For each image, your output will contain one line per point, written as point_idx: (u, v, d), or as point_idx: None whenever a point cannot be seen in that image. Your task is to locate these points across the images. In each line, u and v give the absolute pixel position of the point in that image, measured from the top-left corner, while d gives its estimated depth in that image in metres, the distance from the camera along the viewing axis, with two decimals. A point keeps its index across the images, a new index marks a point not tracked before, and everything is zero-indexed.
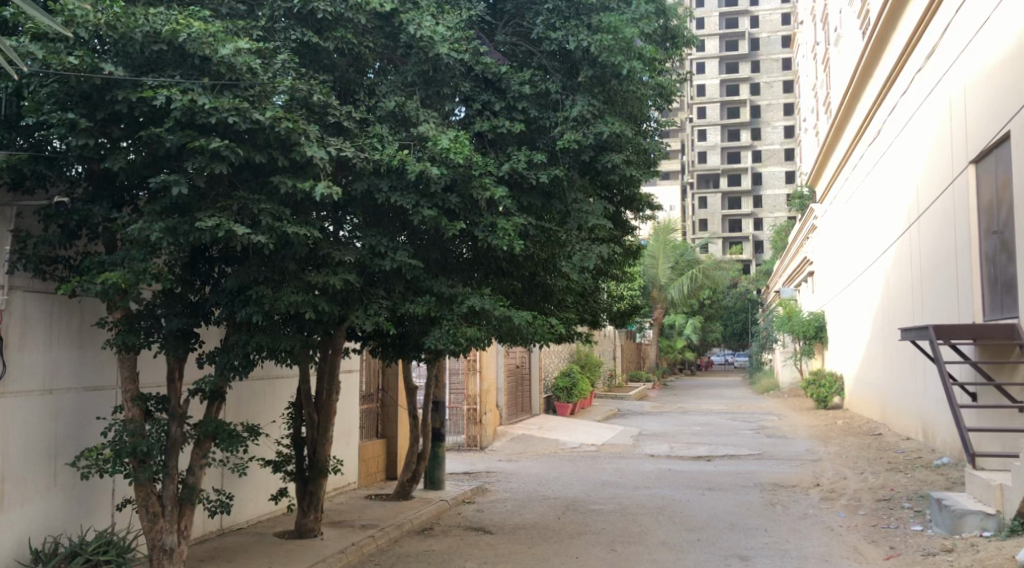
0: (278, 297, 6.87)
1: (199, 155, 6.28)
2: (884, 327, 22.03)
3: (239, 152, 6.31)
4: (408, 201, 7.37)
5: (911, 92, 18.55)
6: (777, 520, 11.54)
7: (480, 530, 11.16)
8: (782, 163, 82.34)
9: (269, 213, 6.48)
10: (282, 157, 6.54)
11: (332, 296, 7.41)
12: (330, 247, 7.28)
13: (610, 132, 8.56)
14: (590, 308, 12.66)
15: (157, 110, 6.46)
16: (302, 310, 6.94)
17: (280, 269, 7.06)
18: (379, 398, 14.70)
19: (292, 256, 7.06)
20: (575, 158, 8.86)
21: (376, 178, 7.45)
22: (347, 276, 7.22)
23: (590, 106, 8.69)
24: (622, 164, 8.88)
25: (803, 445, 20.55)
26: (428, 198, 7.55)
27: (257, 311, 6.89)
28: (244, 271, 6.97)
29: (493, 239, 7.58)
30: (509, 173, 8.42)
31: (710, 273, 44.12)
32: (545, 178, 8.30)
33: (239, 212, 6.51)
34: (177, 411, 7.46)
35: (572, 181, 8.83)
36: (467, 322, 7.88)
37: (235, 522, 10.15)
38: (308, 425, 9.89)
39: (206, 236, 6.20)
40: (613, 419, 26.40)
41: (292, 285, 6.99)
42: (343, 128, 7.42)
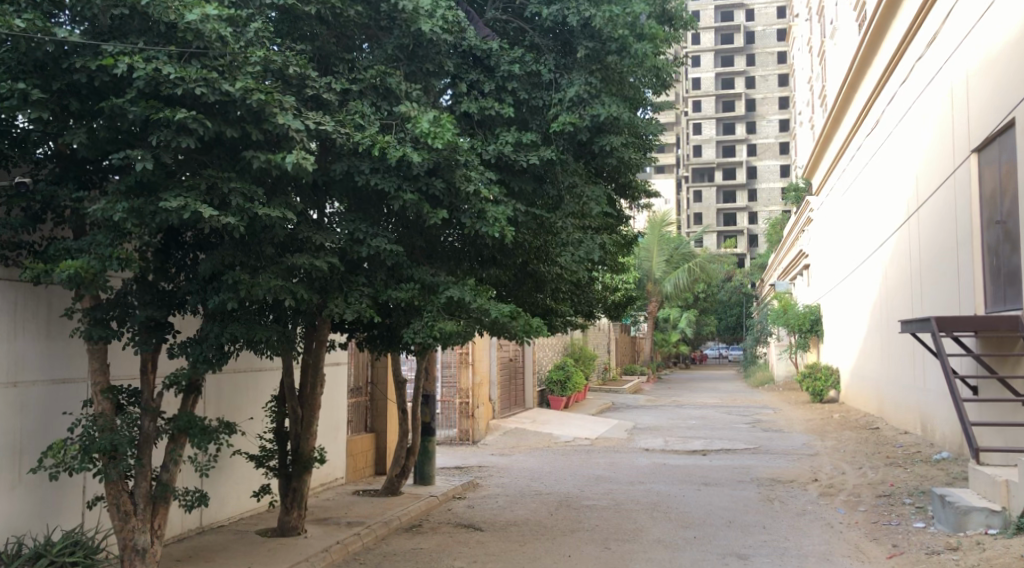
0: (255, 283, 6.48)
1: (164, 128, 5.93)
2: (881, 320, 21.77)
3: (207, 124, 5.94)
4: (389, 184, 7.08)
5: (911, 81, 18.24)
6: (775, 517, 11.23)
7: (470, 527, 10.82)
8: (777, 157, 82.05)
9: (240, 192, 6.11)
10: (255, 131, 6.19)
11: (310, 283, 7.08)
12: (310, 230, 6.94)
13: (607, 114, 8.20)
14: (585, 299, 12.33)
15: (118, 80, 6.11)
16: (278, 298, 6.59)
17: (257, 253, 6.72)
18: (367, 392, 14.36)
19: (268, 240, 6.73)
20: (569, 140, 8.54)
21: (357, 160, 7.14)
22: (327, 261, 6.88)
23: (587, 86, 8.35)
24: (620, 148, 8.56)
25: (800, 440, 20.24)
26: (410, 181, 7.26)
27: (229, 297, 6.52)
28: (217, 254, 6.56)
29: (480, 228, 7.27)
30: (498, 156, 8.08)
31: (705, 266, 43.78)
32: (535, 160, 7.95)
33: (208, 191, 6.13)
34: (150, 405, 7.14)
35: (567, 165, 8.53)
36: (449, 313, 7.57)
37: (215, 519, 9.83)
38: (291, 419, 9.55)
39: (172, 218, 5.87)
40: (608, 413, 26.10)
41: (269, 270, 6.65)
42: (323, 102, 7.08)
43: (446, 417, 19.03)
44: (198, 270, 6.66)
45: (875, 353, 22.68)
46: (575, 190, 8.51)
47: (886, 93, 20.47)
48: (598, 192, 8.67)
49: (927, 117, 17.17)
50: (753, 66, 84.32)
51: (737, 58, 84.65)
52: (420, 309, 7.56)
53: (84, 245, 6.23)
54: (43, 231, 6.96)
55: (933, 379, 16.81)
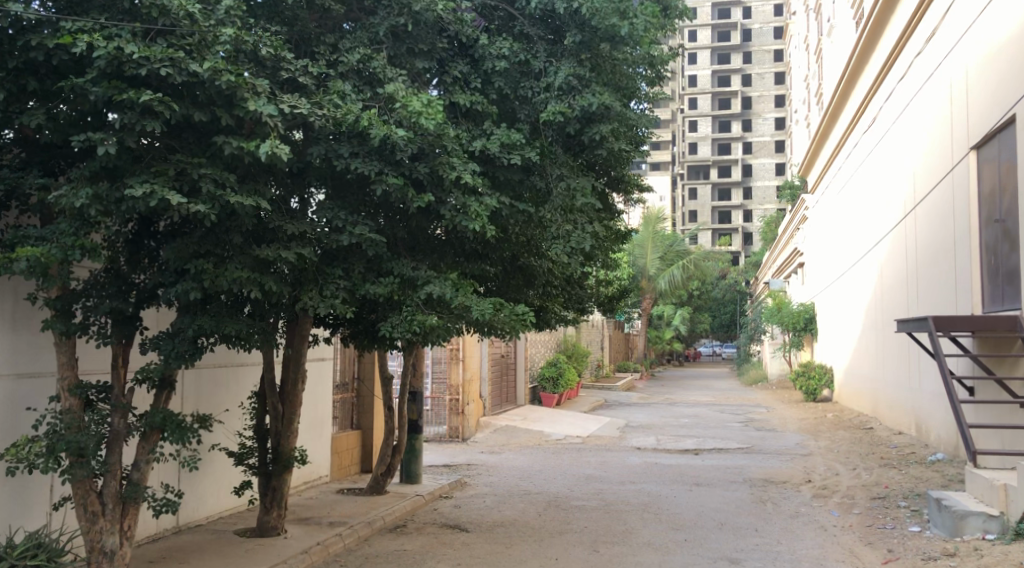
0: (219, 274, 6.36)
1: (127, 110, 5.67)
2: (876, 318, 21.59)
3: (174, 107, 5.71)
4: (370, 168, 6.86)
5: (909, 78, 18.03)
6: (768, 519, 11.01)
7: (456, 528, 10.58)
8: (772, 155, 81.93)
9: (210, 179, 5.88)
10: (225, 115, 5.96)
11: (283, 274, 6.86)
12: (282, 219, 6.75)
13: (598, 103, 7.95)
14: (576, 296, 12.03)
15: (78, 59, 5.87)
16: (243, 290, 6.44)
17: (224, 243, 6.55)
18: (354, 388, 14.09)
19: (236, 228, 6.57)
20: (558, 130, 8.32)
21: (335, 145, 6.92)
22: (299, 252, 6.70)
23: (576, 73, 8.12)
24: (610, 139, 8.27)
25: (793, 439, 20.01)
26: (393, 166, 7.04)
27: (193, 288, 6.33)
28: (181, 244, 6.41)
29: (462, 221, 7.05)
30: (484, 146, 7.81)
31: (700, 264, 43.52)
32: (524, 151, 7.73)
33: (177, 177, 5.91)
34: (120, 402, 6.88)
35: (556, 157, 8.32)
36: (429, 308, 7.38)
37: (193, 518, 9.58)
38: (272, 415, 9.29)
39: (137, 205, 5.63)
40: (600, 411, 25.89)
41: (235, 260, 6.48)
42: (300, 85, 6.84)
43: (436, 413, 18.76)
44: (164, 260, 6.44)
45: (870, 352, 22.50)
46: (563, 182, 8.26)
47: (883, 90, 20.24)
48: (588, 184, 8.42)
49: (924, 114, 16.96)
50: (750, 63, 84.11)
51: (733, 56, 84.46)
52: (399, 303, 7.39)
53: (46, 234, 5.97)
54: (7, 218, 6.69)
55: (927, 380, 16.62)
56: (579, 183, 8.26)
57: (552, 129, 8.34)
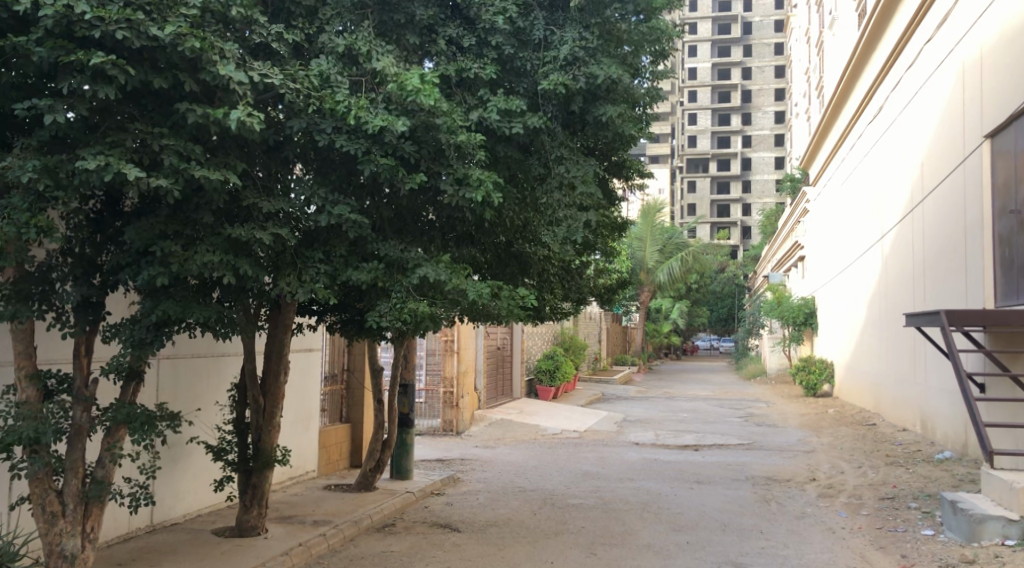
0: (188, 258, 5.90)
1: (77, 74, 5.26)
2: (879, 312, 21.19)
3: (129, 71, 5.29)
4: (358, 147, 6.37)
5: (918, 66, 17.52)
6: (773, 521, 10.55)
7: (446, 527, 10.10)
8: (771, 149, 81.48)
9: (174, 150, 5.52)
10: (190, 80, 5.58)
11: (258, 257, 6.36)
12: (255, 196, 6.28)
13: (605, 75, 7.51)
14: (575, 287, 11.52)
15: (22, 18, 5.42)
16: (216, 275, 5.98)
17: (193, 222, 6.09)
18: (343, 380, 13.60)
19: (206, 207, 6.11)
20: (559, 105, 7.86)
21: (318, 117, 6.38)
22: (276, 232, 6.22)
23: (583, 42, 7.61)
24: (618, 119, 7.80)
25: (796, 435, 19.51)
26: (380, 145, 6.57)
27: (160, 272, 5.86)
28: (146, 224, 5.91)
29: (466, 194, 6.63)
30: (481, 121, 7.29)
31: (698, 256, 42.99)
32: (523, 126, 7.24)
33: (135, 149, 5.54)
34: (82, 393, 6.49)
35: (556, 135, 7.86)
36: (420, 294, 6.87)
37: (169, 517, 9.13)
38: (253, 409, 8.79)
39: (91, 179, 5.24)
40: (598, 404, 25.38)
41: (205, 242, 6.02)
42: (273, 52, 6.49)
43: (430, 406, 18.30)
44: (127, 242, 5.97)
45: (872, 347, 22.08)
46: (561, 163, 7.83)
47: (890, 79, 19.75)
48: (590, 165, 7.94)
49: (933, 102, 16.51)
50: (750, 57, 83.54)
51: (733, 49, 83.85)
52: (385, 288, 6.90)
53: None
54: None
55: (933, 375, 16.17)
56: (577, 167, 7.79)
57: (553, 104, 7.86)
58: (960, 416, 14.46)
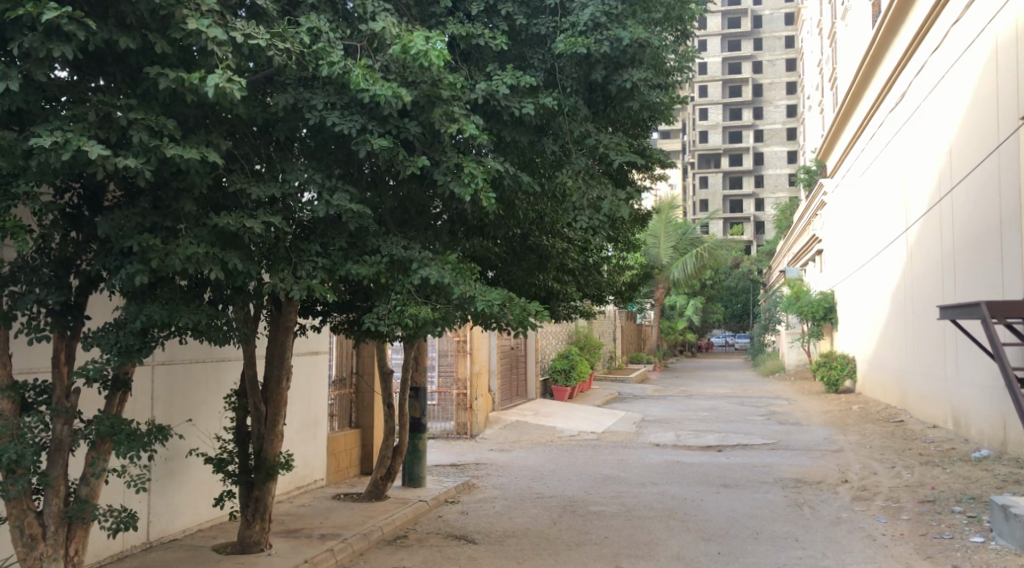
0: (170, 252, 5.30)
1: (29, 32, 4.83)
2: (904, 304, 20.58)
3: (89, 26, 4.87)
4: (352, 125, 5.86)
5: (944, 49, 16.86)
6: (808, 527, 9.93)
7: (462, 539, 9.53)
8: (784, 143, 80.52)
9: (144, 125, 5.05)
10: (159, 39, 5.18)
11: (249, 247, 5.79)
12: (242, 180, 5.71)
13: (630, 36, 6.91)
14: (593, 282, 11.00)
15: None
16: (202, 270, 5.37)
17: (174, 214, 5.53)
18: (352, 384, 13.06)
19: (188, 194, 5.53)
20: (579, 76, 7.29)
21: (307, 94, 5.91)
22: (268, 220, 5.67)
23: (604, 7, 7.06)
24: (642, 87, 7.18)
25: (821, 434, 18.85)
26: (379, 124, 6.07)
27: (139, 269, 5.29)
28: (121, 213, 5.37)
29: (453, 187, 6.07)
30: (486, 98, 6.73)
31: (714, 252, 42.31)
32: (534, 107, 6.69)
33: (102, 123, 5.07)
34: (63, 406, 6.00)
35: (576, 111, 7.32)
36: (422, 295, 6.37)
37: (167, 532, 8.62)
38: (254, 417, 8.23)
39: (48, 157, 4.77)
40: (614, 404, 24.78)
41: (189, 233, 5.44)
42: (260, 12, 5.93)
43: (444, 408, 17.71)
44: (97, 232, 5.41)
45: (897, 339, 21.45)
46: (585, 140, 7.39)
47: (914, 63, 19.09)
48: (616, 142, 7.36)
49: (961, 84, 15.82)
50: (760, 51, 82.74)
51: (743, 43, 83.11)
52: (386, 286, 6.40)
53: None
54: None
55: (965, 369, 15.52)
56: (607, 140, 7.39)
57: (571, 77, 7.28)
58: (996, 415, 13.79)
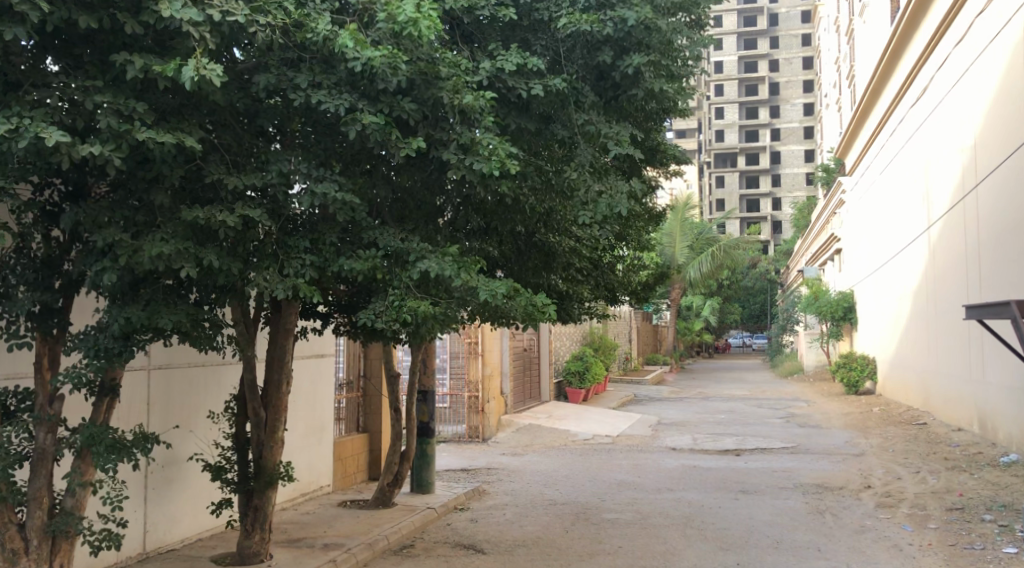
0: (138, 249, 5.10)
1: None
2: (926, 304, 20.14)
3: (45, 6, 4.70)
4: (339, 103, 5.72)
5: (968, 41, 16.40)
6: (831, 536, 9.54)
7: (470, 549, 9.17)
8: (801, 141, 79.80)
9: (113, 109, 4.91)
10: (129, 20, 5.01)
11: (227, 245, 5.61)
12: (220, 170, 5.50)
13: (636, 17, 6.64)
14: (605, 282, 10.74)
15: None
16: (173, 267, 5.14)
17: (149, 207, 5.37)
18: (359, 386, 12.76)
19: (158, 186, 5.37)
20: (585, 62, 7.06)
21: (290, 72, 5.79)
22: (245, 214, 5.43)
23: None
24: (648, 72, 6.87)
25: (843, 437, 18.38)
26: (369, 102, 5.92)
27: (109, 268, 5.08)
28: (90, 207, 5.18)
29: (476, 164, 5.93)
30: (490, 78, 6.68)
31: (730, 252, 41.76)
32: (541, 87, 6.50)
33: (65, 110, 4.96)
34: (45, 414, 5.68)
35: (582, 97, 7.02)
36: (421, 290, 6.15)
37: (166, 542, 8.34)
38: (254, 423, 7.90)
39: (7, 145, 4.64)
40: (630, 407, 24.34)
41: (163, 229, 5.22)
42: None
43: (454, 411, 17.29)
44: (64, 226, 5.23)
45: (920, 340, 20.95)
46: (588, 128, 6.90)
47: (936, 57, 18.67)
48: (623, 129, 6.98)
49: (986, 79, 15.35)
50: (777, 49, 82.05)
51: (759, 40, 82.42)
52: (383, 284, 6.15)
53: None
54: None
55: (992, 370, 15.05)
56: (610, 127, 6.88)
57: (576, 62, 7.07)
58: None
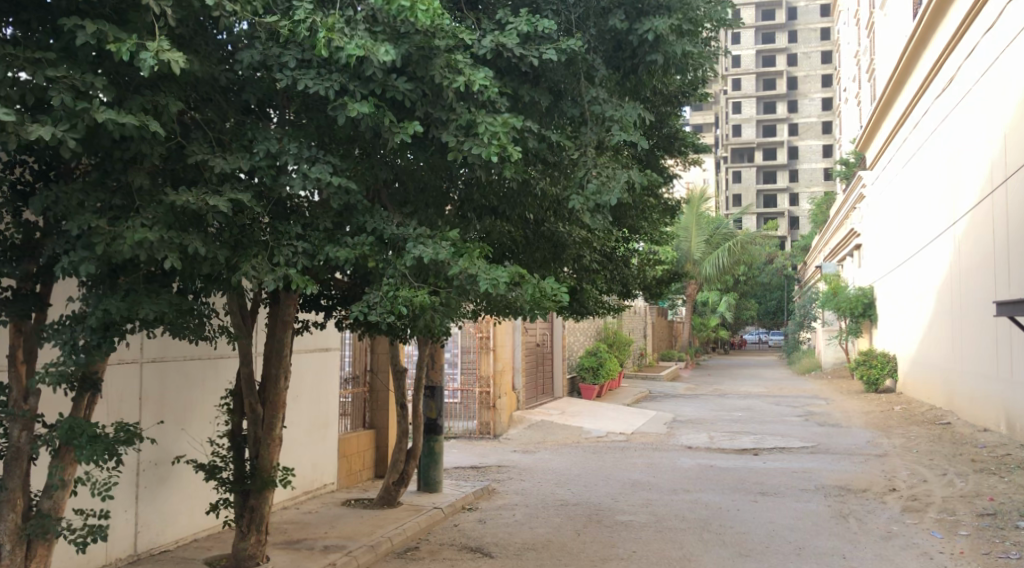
0: (116, 236, 4.72)
1: None
2: (950, 302, 19.67)
3: None
4: (329, 86, 5.43)
5: (999, 30, 15.80)
6: (857, 542, 9.07)
7: (477, 552, 8.77)
8: (819, 136, 78.99)
9: (67, 85, 4.53)
10: None
11: (213, 232, 5.27)
12: (204, 152, 5.18)
13: None
14: (620, 277, 10.43)
15: None
16: (156, 255, 4.78)
17: (127, 190, 4.99)
18: (366, 381, 12.38)
19: (137, 166, 4.99)
20: (598, 29, 6.79)
21: (280, 49, 5.48)
22: (234, 198, 5.09)
23: None
24: (667, 33, 6.59)
25: (864, 436, 17.89)
26: (362, 84, 5.58)
27: (85, 257, 4.70)
28: (62, 188, 4.81)
29: (471, 149, 5.65)
30: (496, 49, 6.25)
31: (747, 247, 41.17)
32: (554, 56, 6.11)
33: (19, 85, 4.56)
34: (20, 410, 5.28)
35: (593, 70, 6.75)
36: (419, 279, 5.77)
37: (159, 543, 7.96)
38: (250, 419, 7.52)
39: None
40: (645, 404, 23.87)
41: (143, 213, 4.85)
42: None
43: (466, 407, 16.89)
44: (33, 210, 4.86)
45: (943, 338, 20.42)
46: (596, 110, 6.70)
47: (964, 45, 18.07)
48: (631, 110, 6.74)
49: (1016, 69, 14.81)
50: (795, 42, 81.12)
51: (778, 34, 81.59)
52: (377, 274, 5.79)
53: None
54: None
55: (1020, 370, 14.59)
56: (616, 110, 6.69)
57: (589, 30, 6.79)
58: None
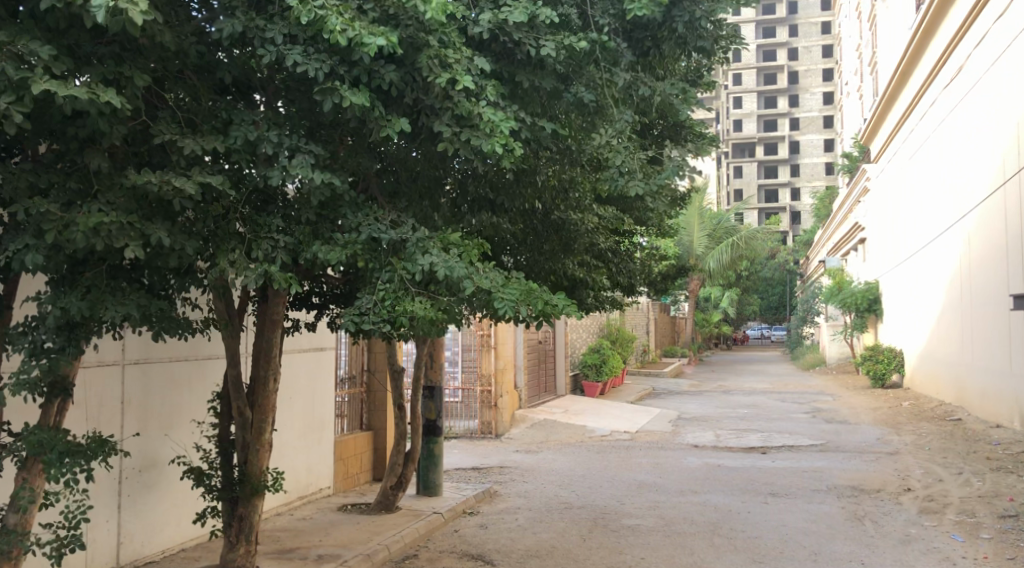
0: (70, 223, 4.34)
1: None
2: (960, 296, 19.28)
3: None
4: (319, 67, 5.01)
5: (1010, 16, 15.36)
6: (875, 547, 8.66)
7: (478, 560, 8.38)
8: (821, 130, 78.51)
9: (11, 53, 4.17)
10: None
11: (184, 223, 4.89)
12: (172, 131, 4.80)
13: None
14: (625, 270, 10.07)
15: None
16: (115, 244, 4.39)
17: (86, 172, 4.62)
18: (363, 382, 12.00)
19: (96, 147, 4.61)
20: (616, 11, 6.41)
21: (263, 23, 5.08)
22: (203, 181, 4.71)
23: None
24: None
25: (873, 433, 17.49)
26: (348, 69, 5.19)
27: (34, 246, 4.33)
28: (15, 173, 4.44)
29: (478, 142, 5.27)
30: (495, 31, 5.87)
31: (750, 242, 40.75)
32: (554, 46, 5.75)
33: None
34: None
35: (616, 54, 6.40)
36: (419, 284, 5.38)
37: (143, 554, 7.58)
38: (238, 424, 7.11)
39: None
40: (648, 401, 23.48)
41: (100, 198, 4.49)
42: None
43: (467, 406, 16.48)
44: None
45: (952, 333, 20.04)
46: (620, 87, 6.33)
47: (974, 33, 17.61)
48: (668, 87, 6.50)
49: None
50: (796, 37, 80.73)
51: (779, 29, 81.23)
52: (370, 275, 5.43)
53: None
54: None
55: None
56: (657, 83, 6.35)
57: (607, 12, 6.41)
58: None
